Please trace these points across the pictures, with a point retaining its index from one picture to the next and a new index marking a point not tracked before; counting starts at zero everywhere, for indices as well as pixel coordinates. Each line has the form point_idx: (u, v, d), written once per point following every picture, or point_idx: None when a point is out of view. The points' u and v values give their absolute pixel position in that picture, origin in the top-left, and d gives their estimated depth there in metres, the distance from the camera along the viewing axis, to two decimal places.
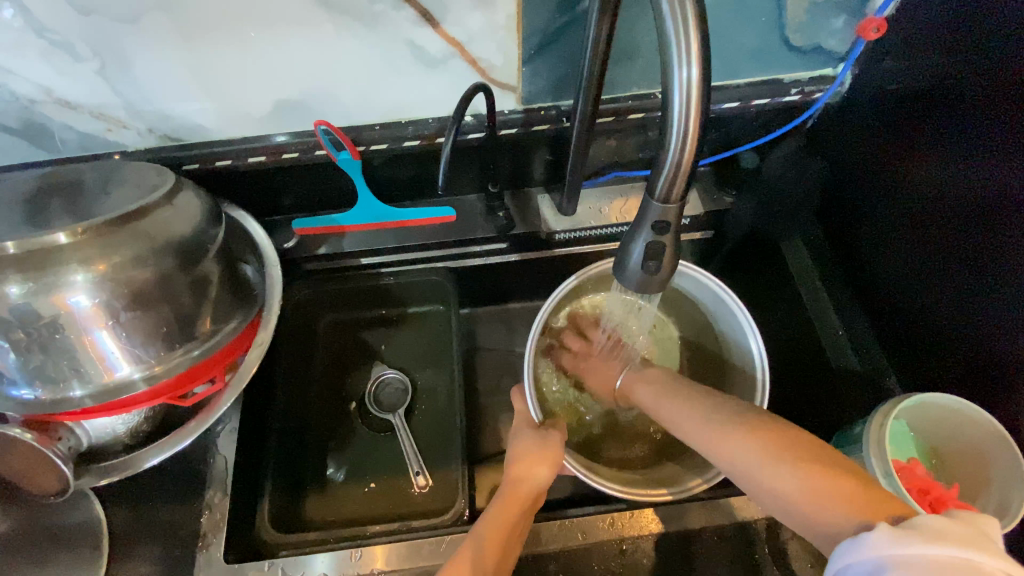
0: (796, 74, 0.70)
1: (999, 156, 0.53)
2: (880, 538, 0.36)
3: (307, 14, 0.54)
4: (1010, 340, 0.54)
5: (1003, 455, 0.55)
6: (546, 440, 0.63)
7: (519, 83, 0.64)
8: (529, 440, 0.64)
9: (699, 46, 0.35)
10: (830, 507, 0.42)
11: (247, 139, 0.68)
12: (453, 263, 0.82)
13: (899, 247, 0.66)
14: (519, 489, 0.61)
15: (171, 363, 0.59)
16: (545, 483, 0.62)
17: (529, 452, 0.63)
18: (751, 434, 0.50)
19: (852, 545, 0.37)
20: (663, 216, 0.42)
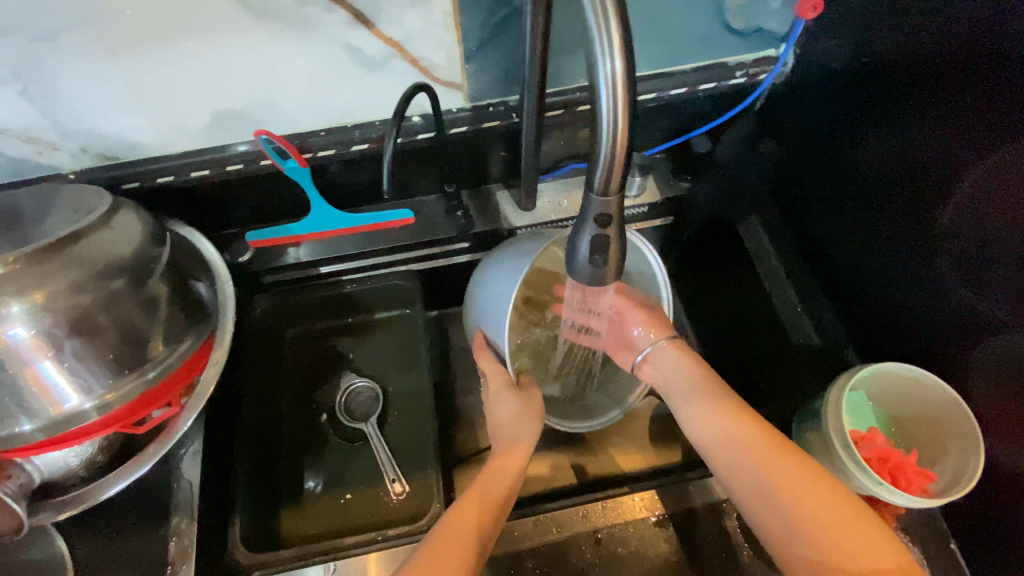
0: (740, 56, 0.71)
1: (941, 127, 0.54)
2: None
3: (235, 21, 0.53)
4: (963, 306, 0.56)
5: (961, 421, 0.56)
6: (531, 408, 0.63)
7: (465, 81, 0.63)
8: (514, 409, 0.63)
9: (620, 36, 0.35)
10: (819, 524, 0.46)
11: (189, 153, 0.66)
12: (416, 265, 0.81)
13: (851, 225, 0.67)
14: (492, 486, 0.57)
15: (123, 390, 0.57)
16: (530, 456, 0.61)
17: (518, 416, 0.62)
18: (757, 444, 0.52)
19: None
20: (605, 210, 0.42)
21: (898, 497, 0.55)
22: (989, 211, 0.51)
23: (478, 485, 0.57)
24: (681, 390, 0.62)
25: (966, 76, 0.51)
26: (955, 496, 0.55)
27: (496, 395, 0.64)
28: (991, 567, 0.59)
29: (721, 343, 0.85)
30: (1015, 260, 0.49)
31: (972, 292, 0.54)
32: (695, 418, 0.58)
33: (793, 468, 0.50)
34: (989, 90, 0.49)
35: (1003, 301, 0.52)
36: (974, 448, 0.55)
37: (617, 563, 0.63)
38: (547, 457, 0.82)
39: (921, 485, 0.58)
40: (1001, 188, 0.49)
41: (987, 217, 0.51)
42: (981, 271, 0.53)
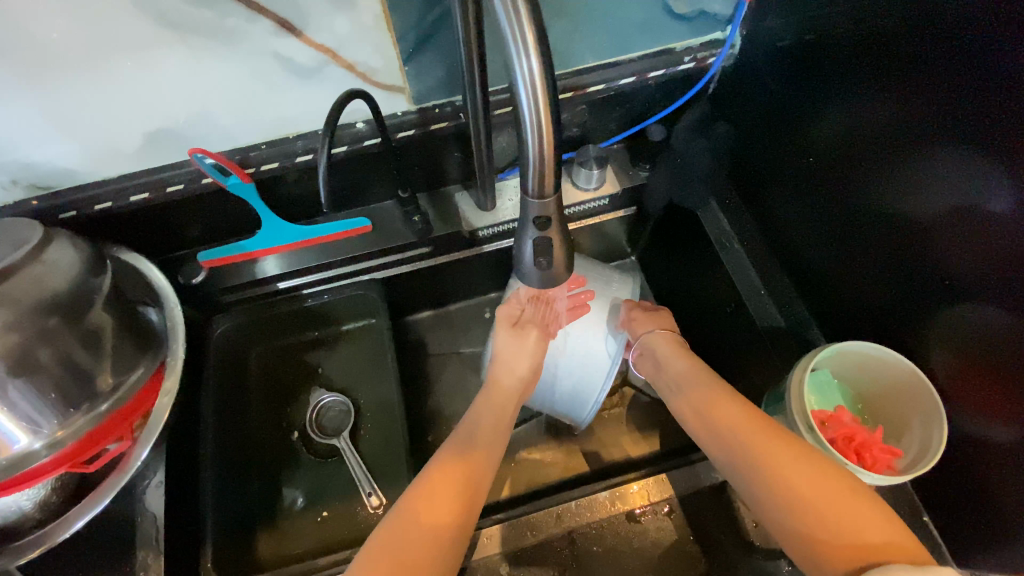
0: (687, 41, 0.70)
1: (891, 101, 0.53)
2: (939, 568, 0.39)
3: (153, 35, 0.50)
4: (924, 281, 0.55)
5: (925, 396, 0.56)
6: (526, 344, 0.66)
7: (406, 83, 0.62)
8: (509, 343, 0.67)
9: (535, 35, 0.34)
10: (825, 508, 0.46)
11: (126, 177, 0.63)
12: (378, 273, 0.79)
13: (809, 204, 0.67)
14: (469, 466, 0.57)
15: (74, 427, 0.56)
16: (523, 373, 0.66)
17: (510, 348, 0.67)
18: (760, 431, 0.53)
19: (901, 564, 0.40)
20: (543, 211, 0.41)
21: (865, 476, 0.54)
22: (944, 181, 0.50)
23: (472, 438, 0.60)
24: (685, 377, 0.63)
25: (905, 47, 0.50)
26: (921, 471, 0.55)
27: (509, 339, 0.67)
28: (965, 536, 0.59)
29: (693, 330, 0.84)
30: (972, 226, 0.49)
31: (932, 267, 0.54)
32: (700, 405, 0.59)
33: (792, 447, 0.51)
34: (929, 57, 0.49)
35: (958, 272, 0.52)
36: (936, 419, 0.55)
37: (595, 561, 0.62)
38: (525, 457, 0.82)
39: (886, 461, 0.58)
40: (954, 156, 0.49)
41: (940, 187, 0.51)
42: (936, 243, 0.53)
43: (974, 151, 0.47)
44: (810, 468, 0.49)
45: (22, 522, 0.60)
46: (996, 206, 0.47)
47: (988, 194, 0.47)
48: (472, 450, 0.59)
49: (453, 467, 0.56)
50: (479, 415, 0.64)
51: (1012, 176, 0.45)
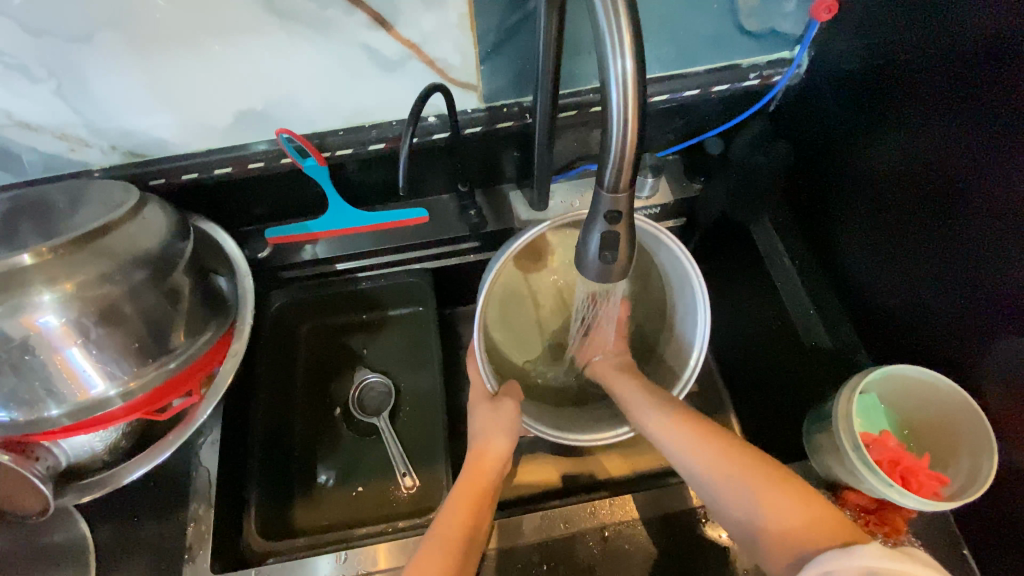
0: (754, 58, 0.71)
1: (958, 129, 0.53)
2: (863, 550, 0.40)
3: (259, 22, 0.54)
4: (982, 311, 0.54)
5: (975, 424, 0.55)
6: (499, 412, 0.64)
7: (479, 82, 0.65)
8: (488, 413, 0.64)
9: (631, 40, 0.37)
10: (808, 531, 0.46)
11: (212, 151, 0.68)
12: (429, 263, 0.82)
13: (868, 230, 0.67)
14: (482, 472, 0.62)
15: (147, 378, 0.59)
16: (505, 451, 0.64)
17: (488, 423, 0.64)
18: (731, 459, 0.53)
19: (834, 556, 0.41)
20: (614, 206, 0.42)
21: (909, 499, 0.54)
22: (1013, 212, 0.49)
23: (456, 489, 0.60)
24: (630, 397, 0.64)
25: (980, 74, 0.50)
26: (966, 500, 0.54)
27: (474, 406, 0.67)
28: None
29: (734, 343, 0.85)
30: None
31: (994, 299, 0.53)
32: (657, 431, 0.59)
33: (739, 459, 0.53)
34: (998, 84, 0.49)
35: (1012, 305, 0.51)
36: (986, 451, 0.54)
37: (624, 560, 0.63)
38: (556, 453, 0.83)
39: (932, 488, 0.57)
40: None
41: (1003, 218, 0.51)
42: (981, 264, 0.54)
43: None
44: (744, 471, 0.52)
45: (91, 462, 0.64)
46: None
47: None
48: (480, 458, 0.63)
49: (468, 477, 0.62)
50: (468, 479, 0.62)
51: None
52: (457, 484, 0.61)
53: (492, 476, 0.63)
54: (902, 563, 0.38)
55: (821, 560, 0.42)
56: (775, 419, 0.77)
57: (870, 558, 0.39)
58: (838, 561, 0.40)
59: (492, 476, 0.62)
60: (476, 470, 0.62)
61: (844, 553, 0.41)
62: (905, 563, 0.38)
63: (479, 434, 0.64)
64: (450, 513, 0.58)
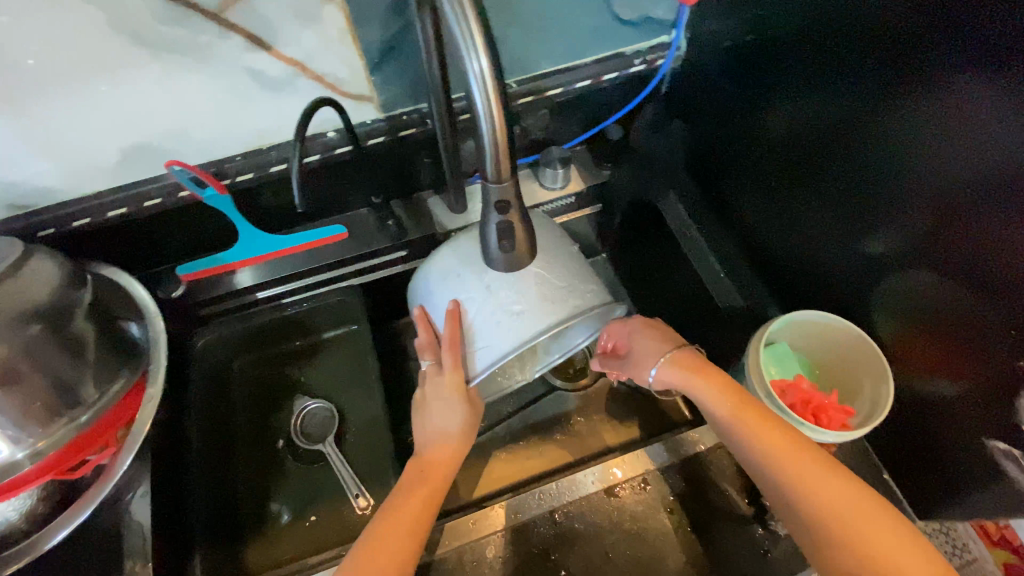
0: (637, 45, 0.75)
1: (823, 90, 0.58)
2: None
3: (128, 54, 0.53)
4: (872, 252, 0.59)
5: (869, 355, 0.60)
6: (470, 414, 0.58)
7: (373, 92, 0.65)
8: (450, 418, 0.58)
9: (482, 38, 0.38)
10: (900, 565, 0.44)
11: (103, 193, 0.65)
12: (356, 280, 0.82)
13: (767, 193, 0.71)
14: (429, 482, 0.58)
15: (55, 437, 0.56)
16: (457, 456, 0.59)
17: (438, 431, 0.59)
18: (826, 470, 0.49)
19: None
20: (503, 195, 0.44)
21: (823, 435, 0.58)
22: (886, 157, 0.54)
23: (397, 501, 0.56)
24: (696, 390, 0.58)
25: (828, 35, 0.55)
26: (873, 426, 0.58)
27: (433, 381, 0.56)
28: (926, 494, 0.62)
29: (663, 318, 0.88)
30: (911, 194, 0.53)
31: (879, 239, 0.58)
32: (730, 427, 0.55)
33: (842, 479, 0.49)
34: (846, 43, 0.54)
35: (888, 243, 0.57)
36: (884, 376, 0.59)
37: (577, 538, 0.63)
38: (509, 450, 0.83)
39: (842, 421, 0.61)
40: (893, 131, 0.52)
41: (875, 160, 0.55)
42: (860, 209, 0.59)
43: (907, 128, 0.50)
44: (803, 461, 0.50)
45: (6, 535, 0.59)
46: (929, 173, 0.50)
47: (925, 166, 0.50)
48: (431, 467, 0.59)
49: (415, 486, 0.58)
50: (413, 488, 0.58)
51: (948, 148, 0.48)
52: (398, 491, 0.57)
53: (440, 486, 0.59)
54: None
55: None
56: None
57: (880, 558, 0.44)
58: None
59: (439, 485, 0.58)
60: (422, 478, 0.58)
61: None
62: None
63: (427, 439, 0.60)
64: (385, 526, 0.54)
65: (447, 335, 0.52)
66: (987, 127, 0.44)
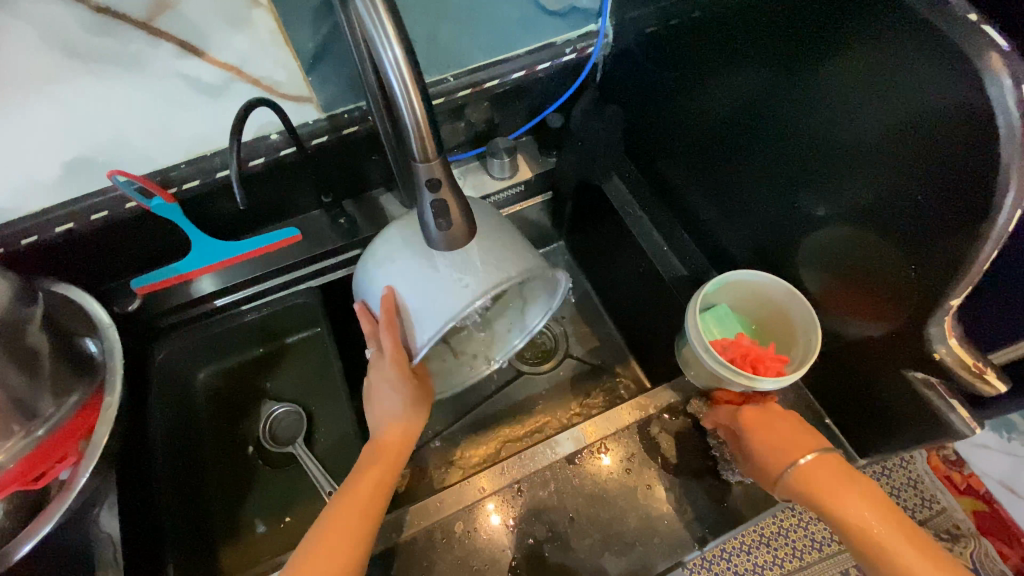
0: (566, 35, 0.79)
1: (736, 63, 0.62)
2: None
3: None
4: (799, 212, 0.62)
5: (797, 305, 0.64)
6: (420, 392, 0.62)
7: (312, 92, 0.67)
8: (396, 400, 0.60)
9: (393, 25, 0.41)
10: None
11: (45, 211, 0.61)
12: (314, 281, 0.82)
13: (702, 167, 0.74)
14: (387, 454, 0.62)
15: (11, 449, 0.56)
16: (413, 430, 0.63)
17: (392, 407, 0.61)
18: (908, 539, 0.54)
19: None
20: (432, 174, 0.46)
21: (764, 382, 0.61)
22: (797, 120, 0.57)
23: (356, 477, 0.60)
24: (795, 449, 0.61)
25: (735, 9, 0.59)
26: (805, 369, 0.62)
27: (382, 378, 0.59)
28: (863, 433, 0.66)
29: (618, 296, 0.92)
30: (819, 152, 0.57)
31: (802, 198, 0.61)
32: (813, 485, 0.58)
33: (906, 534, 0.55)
34: (747, 16, 0.58)
35: (806, 201, 0.61)
36: (812, 323, 0.63)
37: (547, 507, 0.65)
38: (478, 436, 0.85)
39: (777, 368, 0.64)
40: (800, 95, 0.56)
41: (786, 125, 0.59)
42: (780, 171, 0.63)
43: (811, 89, 0.54)
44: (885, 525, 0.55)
45: None
46: (834, 131, 0.54)
47: (832, 122, 0.54)
48: (386, 446, 0.62)
49: (366, 470, 0.61)
50: (369, 465, 0.61)
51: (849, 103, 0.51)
52: (357, 466, 0.61)
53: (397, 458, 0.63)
54: None
55: None
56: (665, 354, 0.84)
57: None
58: None
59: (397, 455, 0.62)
60: (377, 455, 0.62)
61: None
62: None
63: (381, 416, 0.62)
64: (343, 501, 0.58)
65: (383, 317, 0.55)
66: (875, 80, 0.48)
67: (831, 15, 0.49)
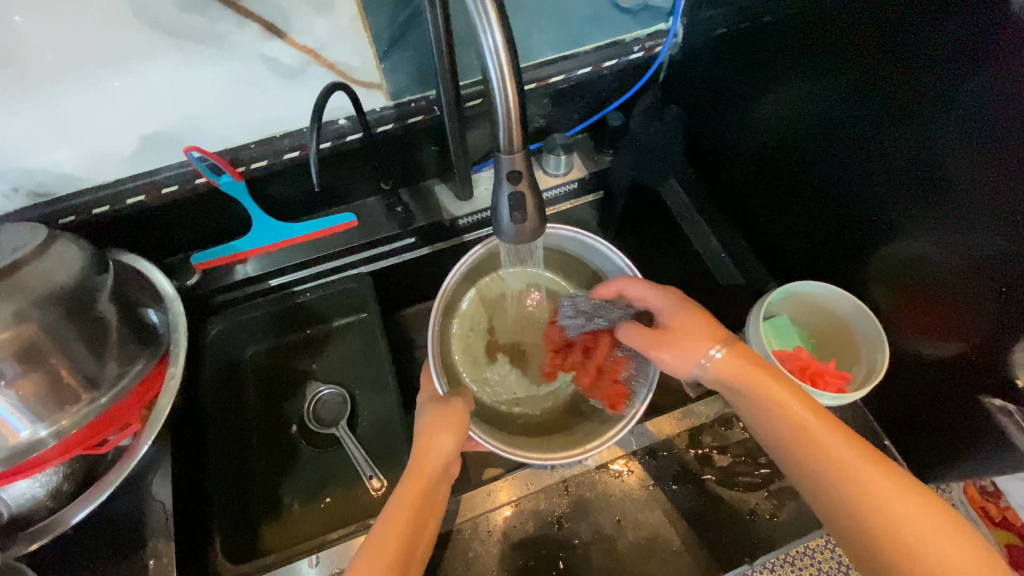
0: (635, 33, 0.77)
1: (815, 70, 0.60)
2: None
3: (149, 42, 0.55)
4: (871, 224, 0.61)
5: (863, 320, 0.63)
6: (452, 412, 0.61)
7: (383, 80, 0.67)
8: (432, 418, 0.61)
9: (496, 10, 0.40)
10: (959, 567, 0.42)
11: (122, 180, 0.67)
12: (366, 266, 0.84)
13: (765, 176, 0.73)
14: (426, 472, 0.57)
15: (78, 415, 0.57)
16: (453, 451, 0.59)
17: (432, 425, 0.60)
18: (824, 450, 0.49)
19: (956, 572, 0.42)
20: (513, 167, 0.46)
21: (821, 398, 0.60)
22: (879, 130, 0.56)
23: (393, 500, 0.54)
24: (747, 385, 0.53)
25: (819, 12, 0.57)
26: (869, 387, 0.60)
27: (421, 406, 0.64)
28: (925, 456, 0.64)
29: None
30: (894, 166, 0.56)
31: (877, 211, 0.59)
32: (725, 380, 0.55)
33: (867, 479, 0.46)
34: (826, 22, 0.56)
35: (884, 214, 0.59)
36: (878, 342, 0.61)
37: (591, 509, 0.66)
38: None
39: (838, 384, 0.63)
40: (887, 106, 0.54)
41: (862, 138, 0.58)
42: (852, 181, 0.61)
43: (899, 99, 0.52)
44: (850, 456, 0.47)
45: (32, 515, 0.61)
46: (918, 144, 0.52)
47: (920, 135, 0.52)
48: (426, 464, 0.57)
49: (407, 483, 0.56)
50: (407, 488, 0.55)
51: (939, 116, 0.49)
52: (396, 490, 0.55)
53: (437, 476, 0.58)
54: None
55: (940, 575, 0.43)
56: None
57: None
58: None
59: (437, 473, 0.58)
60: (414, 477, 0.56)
61: None
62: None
63: (422, 435, 0.59)
64: (384, 525, 0.52)
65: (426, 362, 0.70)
66: (969, 93, 0.46)
67: (917, 29, 0.48)
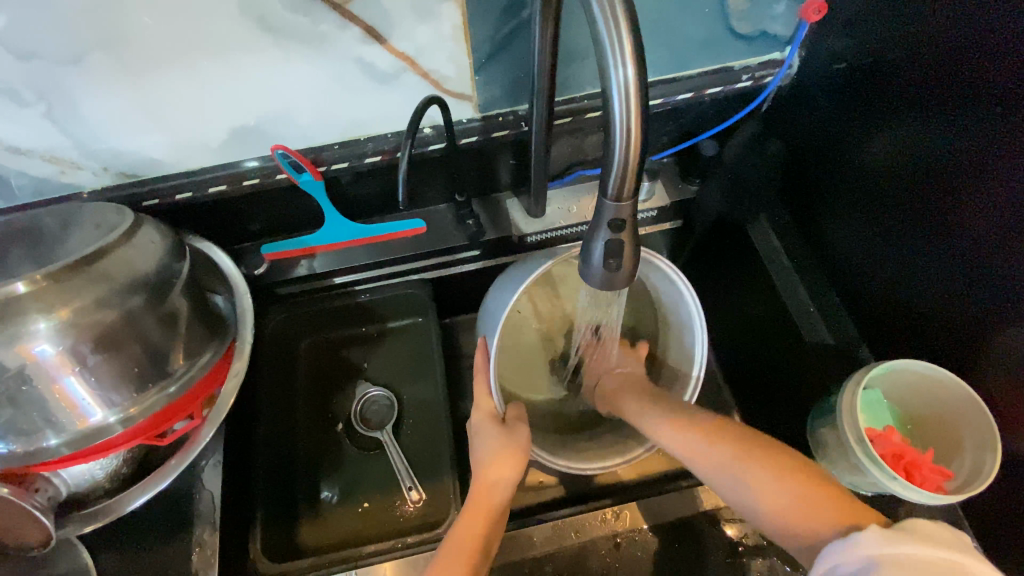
0: (745, 60, 0.72)
1: (952, 122, 0.54)
2: (865, 539, 0.42)
3: (251, 40, 0.54)
4: (991, 307, 0.54)
5: (975, 413, 0.56)
6: (511, 436, 0.62)
7: (474, 92, 0.65)
8: (493, 438, 0.62)
9: (631, 48, 0.37)
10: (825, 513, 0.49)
11: (205, 169, 0.67)
12: (430, 273, 0.82)
13: (864, 228, 0.67)
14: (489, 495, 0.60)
15: (146, 403, 0.58)
16: (514, 479, 0.61)
17: (494, 450, 0.61)
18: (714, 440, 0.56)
19: (839, 545, 0.44)
20: (618, 215, 0.42)
21: (916, 494, 0.55)
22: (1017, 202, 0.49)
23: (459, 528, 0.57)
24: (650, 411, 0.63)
25: (978, 60, 0.50)
26: (974, 491, 0.55)
27: (478, 430, 0.63)
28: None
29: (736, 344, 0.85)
30: None
31: (998, 289, 0.53)
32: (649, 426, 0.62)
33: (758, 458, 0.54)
34: (977, 72, 0.50)
35: (1010, 297, 0.52)
36: (990, 443, 0.55)
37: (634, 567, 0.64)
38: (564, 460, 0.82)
39: (935, 482, 0.59)
40: None
41: (999, 208, 0.51)
42: (975, 253, 0.55)
43: None
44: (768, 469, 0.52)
45: (92, 491, 0.62)
46: None
47: None
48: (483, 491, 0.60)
49: (472, 510, 0.59)
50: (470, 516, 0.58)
51: None
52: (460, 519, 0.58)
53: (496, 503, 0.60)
54: (910, 547, 0.41)
55: (828, 551, 0.44)
56: (782, 415, 0.77)
57: (872, 546, 0.42)
58: (846, 551, 0.43)
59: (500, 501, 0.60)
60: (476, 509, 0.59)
61: (852, 544, 0.43)
62: (905, 545, 0.41)
63: (485, 461, 0.61)
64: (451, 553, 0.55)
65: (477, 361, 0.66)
66: None
67: None
